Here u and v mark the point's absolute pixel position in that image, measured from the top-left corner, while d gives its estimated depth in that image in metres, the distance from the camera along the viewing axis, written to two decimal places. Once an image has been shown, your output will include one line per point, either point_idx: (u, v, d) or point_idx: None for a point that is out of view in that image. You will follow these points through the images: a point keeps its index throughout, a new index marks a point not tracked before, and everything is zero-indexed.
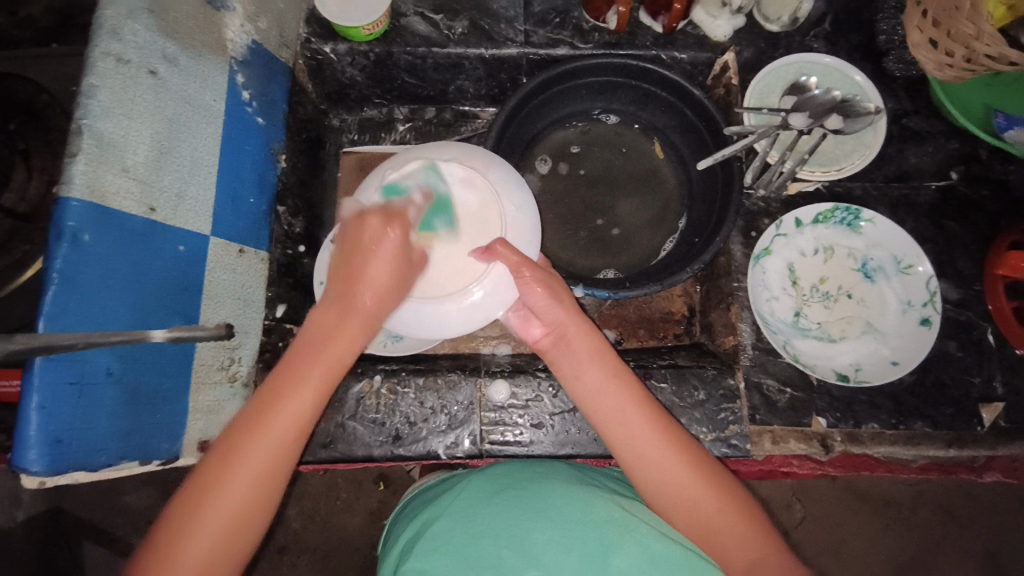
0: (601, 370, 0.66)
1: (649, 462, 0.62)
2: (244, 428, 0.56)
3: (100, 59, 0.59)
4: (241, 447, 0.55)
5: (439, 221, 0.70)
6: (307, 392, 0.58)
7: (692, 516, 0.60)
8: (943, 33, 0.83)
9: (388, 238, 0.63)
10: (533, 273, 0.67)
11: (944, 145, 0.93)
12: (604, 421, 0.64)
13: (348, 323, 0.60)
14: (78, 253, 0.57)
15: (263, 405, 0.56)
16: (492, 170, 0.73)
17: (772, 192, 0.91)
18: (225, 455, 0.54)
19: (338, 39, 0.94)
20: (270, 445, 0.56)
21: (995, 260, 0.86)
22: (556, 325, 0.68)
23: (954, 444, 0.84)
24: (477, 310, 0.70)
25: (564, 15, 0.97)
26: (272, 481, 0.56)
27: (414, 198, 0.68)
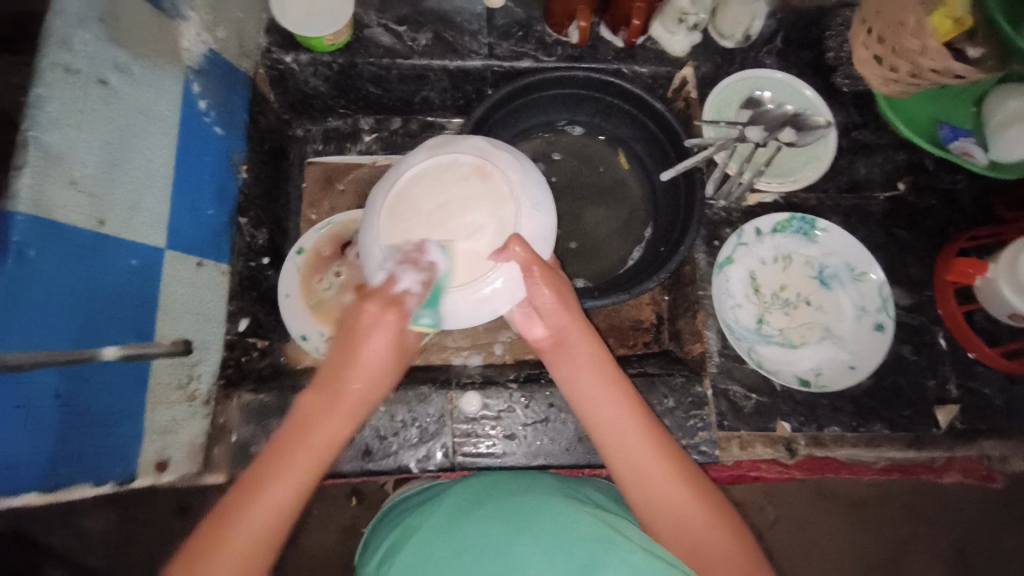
0: (599, 374, 0.66)
1: (639, 471, 0.62)
2: (254, 479, 0.54)
3: (48, 69, 0.58)
4: (214, 546, 0.51)
5: (427, 315, 0.65)
6: (317, 443, 0.56)
7: (680, 528, 0.60)
8: (890, 49, 0.86)
9: (383, 324, 0.58)
10: (543, 272, 0.66)
11: (894, 156, 0.96)
12: (599, 425, 0.64)
13: (366, 381, 0.58)
14: (23, 268, 0.55)
15: (271, 461, 0.55)
16: (514, 170, 0.72)
17: (732, 203, 0.94)
18: (205, 547, 0.51)
19: (300, 49, 0.93)
20: (245, 546, 0.52)
21: (945, 266, 0.90)
22: (558, 330, 0.68)
23: (914, 445, 0.86)
24: (488, 305, 0.69)
25: (527, 28, 0.98)
26: (274, 535, 0.54)
27: (409, 290, 0.63)
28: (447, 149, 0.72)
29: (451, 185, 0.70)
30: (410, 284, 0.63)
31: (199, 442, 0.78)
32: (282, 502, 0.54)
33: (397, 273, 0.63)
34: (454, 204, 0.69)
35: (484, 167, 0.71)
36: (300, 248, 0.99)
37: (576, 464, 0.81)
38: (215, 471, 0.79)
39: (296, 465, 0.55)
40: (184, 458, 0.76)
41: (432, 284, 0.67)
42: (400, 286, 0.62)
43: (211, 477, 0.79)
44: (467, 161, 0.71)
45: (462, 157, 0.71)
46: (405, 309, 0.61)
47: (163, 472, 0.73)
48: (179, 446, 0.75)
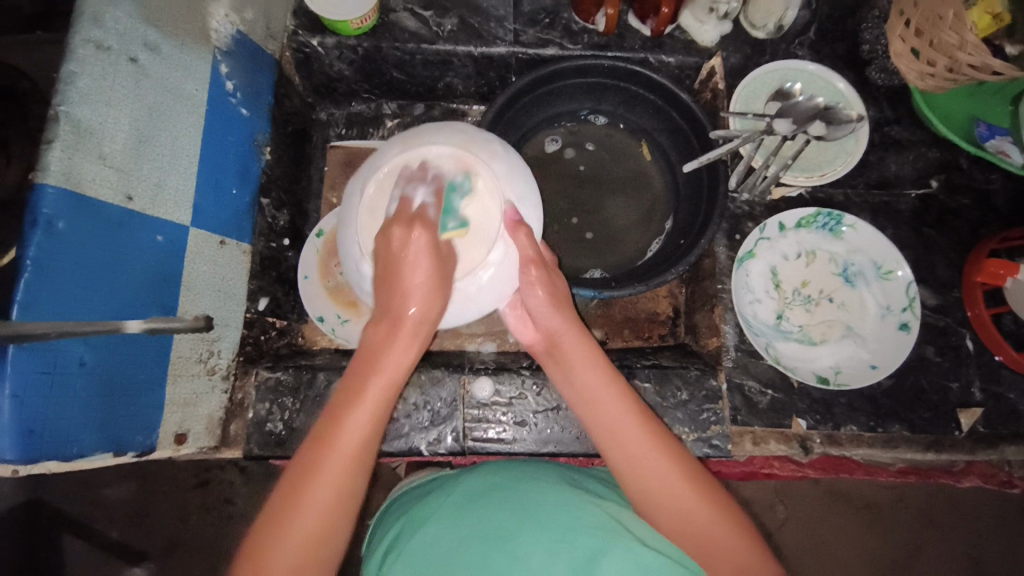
0: (593, 370, 0.66)
1: (641, 471, 0.60)
2: (302, 472, 0.53)
3: (81, 45, 0.59)
4: (314, 470, 0.53)
5: (452, 220, 0.64)
6: (359, 422, 0.55)
7: (686, 527, 0.58)
8: (927, 43, 0.84)
9: (413, 236, 0.59)
10: (540, 272, 0.67)
11: (925, 152, 0.95)
12: (595, 425, 0.64)
13: (422, 297, 0.60)
14: (53, 240, 0.56)
15: (316, 453, 0.54)
16: (495, 163, 0.66)
17: (756, 196, 0.92)
18: (301, 478, 0.53)
19: (326, 32, 0.93)
20: (340, 466, 0.54)
21: (973, 267, 0.87)
22: (549, 333, 0.69)
23: (932, 447, 0.85)
24: (474, 305, 0.67)
25: (554, 15, 0.97)
26: (338, 516, 0.53)
27: (425, 203, 0.63)
28: (425, 138, 0.67)
29: (431, 180, 0.65)
30: (424, 199, 0.64)
31: (217, 417, 0.80)
32: (342, 489, 0.53)
33: (407, 191, 0.63)
34: (436, 200, 0.65)
35: (466, 160, 0.65)
36: (319, 231, 1.00)
37: (586, 453, 0.80)
38: (231, 447, 0.81)
39: (373, 388, 0.57)
40: (203, 431, 0.78)
41: None
42: (416, 201, 0.63)
43: (226, 452, 0.81)
44: (447, 153, 0.65)
45: (441, 147, 0.65)
46: (426, 222, 0.61)
47: (182, 445, 0.75)
48: (198, 420, 0.77)
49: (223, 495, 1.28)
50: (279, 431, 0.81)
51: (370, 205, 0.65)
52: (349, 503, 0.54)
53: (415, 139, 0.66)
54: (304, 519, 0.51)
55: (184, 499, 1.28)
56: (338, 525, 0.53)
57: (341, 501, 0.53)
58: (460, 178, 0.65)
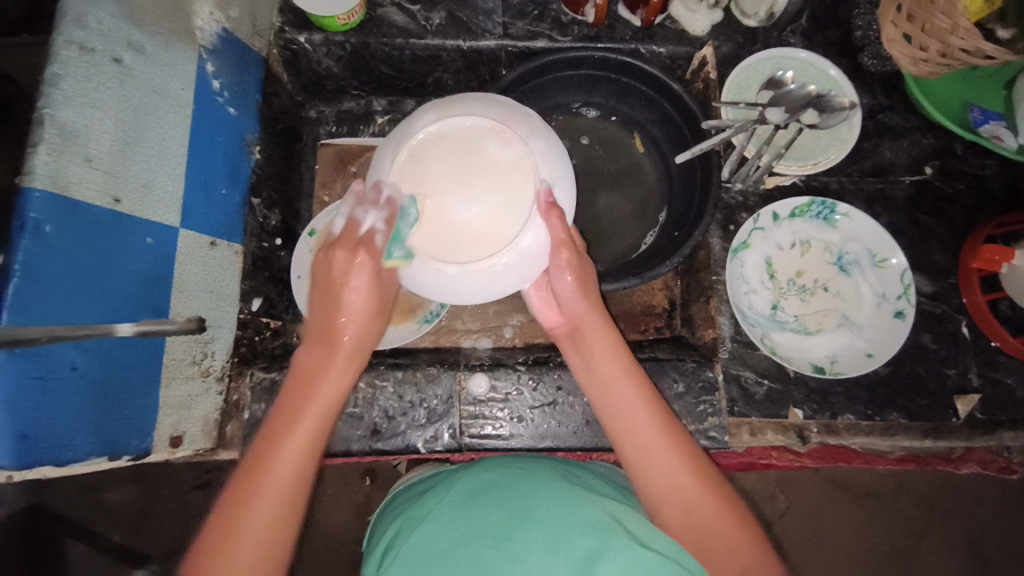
0: (612, 358, 0.67)
1: (652, 461, 0.61)
2: (237, 495, 0.53)
3: (63, 47, 0.58)
4: (244, 506, 0.53)
5: (397, 250, 0.61)
6: (294, 445, 0.56)
7: (688, 518, 0.59)
8: (919, 27, 0.83)
9: (357, 267, 0.61)
10: (569, 255, 0.66)
11: (919, 139, 0.94)
12: (612, 411, 0.65)
13: (355, 322, 0.62)
14: (39, 244, 0.56)
15: (250, 478, 0.54)
16: (536, 137, 0.64)
17: (749, 186, 0.92)
18: (233, 515, 0.53)
19: (314, 29, 0.93)
20: (274, 498, 0.54)
21: (969, 253, 0.87)
22: (573, 318, 0.70)
23: (931, 435, 0.85)
24: (500, 283, 0.65)
25: (543, 7, 0.96)
26: (281, 532, 0.54)
27: (375, 227, 0.61)
28: (466, 107, 0.64)
29: (471, 151, 0.63)
30: (374, 223, 0.61)
31: (213, 418, 0.80)
32: (279, 514, 0.54)
33: (360, 213, 0.62)
34: (473, 171, 0.62)
35: (506, 134, 0.63)
36: (311, 231, 0.98)
37: (583, 447, 0.80)
38: (228, 448, 0.81)
39: (309, 419, 0.58)
40: (199, 433, 0.78)
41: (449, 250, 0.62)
42: (365, 225, 0.61)
43: (223, 454, 0.81)
44: (487, 124, 0.63)
45: (482, 118, 0.63)
46: (373, 249, 0.61)
47: (178, 448, 0.75)
48: (194, 422, 0.77)
49: (224, 496, 1.29)
50: None
51: (403, 167, 0.63)
52: (281, 541, 0.54)
53: (455, 106, 0.64)
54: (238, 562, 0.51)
55: (185, 499, 1.28)
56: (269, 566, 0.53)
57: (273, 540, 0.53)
58: (500, 152, 0.63)
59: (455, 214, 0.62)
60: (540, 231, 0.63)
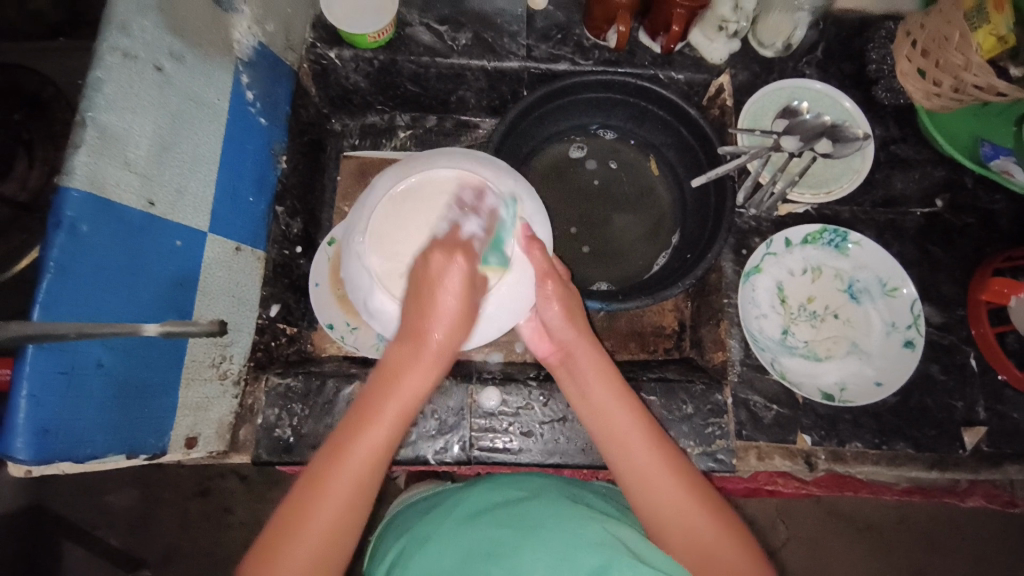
0: (605, 384, 0.67)
1: (648, 480, 0.62)
2: (311, 487, 0.55)
3: (108, 53, 0.60)
4: (316, 496, 0.54)
5: (494, 257, 0.65)
6: (372, 445, 0.56)
7: (688, 540, 0.59)
8: (932, 63, 0.86)
9: (452, 266, 0.60)
10: (556, 285, 0.69)
11: (931, 172, 0.96)
12: (605, 439, 0.65)
13: (446, 327, 0.60)
14: (75, 242, 0.57)
15: (324, 475, 0.55)
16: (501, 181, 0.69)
17: (762, 212, 0.93)
18: (303, 501, 0.54)
19: (344, 45, 0.96)
20: (345, 494, 0.55)
21: (978, 286, 0.88)
22: (563, 345, 0.71)
23: (937, 466, 0.85)
24: (493, 323, 0.68)
25: (566, 31, 0.99)
26: (356, 517, 0.56)
27: (476, 234, 0.65)
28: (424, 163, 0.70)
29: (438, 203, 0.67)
30: (473, 230, 0.65)
31: (227, 421, 0.81)
32: (344, 516, 0.55)
33: (460, 219, 0.65)
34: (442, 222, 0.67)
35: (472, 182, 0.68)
36: (332, 239, 1.00)
37: (590, 465, 0.81)
38: (239, 452, 0.82)
39: (391, 413, 0.58)
40: (213, 435, 0.79)
41: None
42: (466, 232, 0.65)
43: (235, 458, 0.82)
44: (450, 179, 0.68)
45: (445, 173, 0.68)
46: (470, 252, 0.63)
47: (192, 449, 0.76)
48: (208, 424, 0.78)
49: (224, 502, 1.30)
50: (287, 437, 0.81)
51: (380, 226, 0.67)
52: (342, 543, 0.55)
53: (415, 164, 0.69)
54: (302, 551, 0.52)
55: (186, 505, 1.30)
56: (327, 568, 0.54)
57: (340, 533, 0.54)
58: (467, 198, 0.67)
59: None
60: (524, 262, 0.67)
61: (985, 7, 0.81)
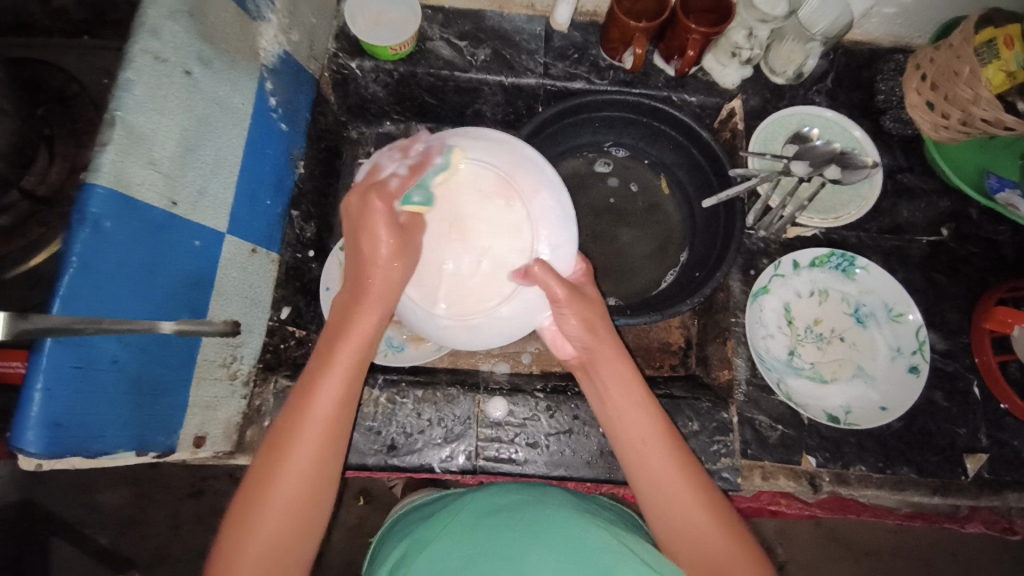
0: (627, 394, 0.67)
1: (666, 491, 0.63)
2: (279, 439, 0.60)
3: (139, 55, 0.61)
4: (290, 440, 0.59)
5: (418, 195, 0.65)
6: (330, 394, 0.61)
7: (700, 553, 0.60)
8: (941, 96, 0.88)
9: (371, 211, 0.61)
10: (572, 305, 0.66)
11: (937, 202, 0.98)
12: (625, 443, 0.66)
13: (385, 274, 0.63)
14: (98, 238, 0.58)
15: (288, 429, 0.60)
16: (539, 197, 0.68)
17: (772, 234, 0.95)
18: (280, 444, 0.59)
19: (365, 56, 0.98)
20: (314, 437, 0.60)
21: (982, 314, 0.89)
22: (585, 350, 0.69)
23: (939, 491, 0.85)
24: (479, 336, 0.69)
25: (583, 52, 1.01)
26: (330, 454, 0.61)
27: (397, 173, 0.65)
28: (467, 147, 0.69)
29: (465, 195, 0.68)
30: (395, 170, 0.65)
31: (234, 421, 0.81)
32: (318, 453, 0.60)
33: (383, 161, 0.66)
34: (463, 217, 0.68)
35: (510, 190, 0.68)
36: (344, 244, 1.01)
37: (596, 478, 0.81)
38: (245, 453, 0.81)
39: (347, 356, 0.62)
40: (220, 435, 0.79)
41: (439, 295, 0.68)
42: (387, 172, 0.65)
43: (240, 459, 0.81)
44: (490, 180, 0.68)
45: (486, 171, 0.68)
46: (385, 192, 0.63)
47: (199, 448, 0.76)
48: (216, 424, 0.78)
49: (219, 505, 1.29)
50: None
51: None
52: (321, 479, 0.61)
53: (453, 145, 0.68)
54: (282, 489, 0.58)
55: (179, 506, 1.28)
56: (308, 501, 0.60)
57: (318, 471, 0.60)
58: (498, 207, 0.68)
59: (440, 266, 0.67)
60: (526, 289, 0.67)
61: (995, 43, 0.84)
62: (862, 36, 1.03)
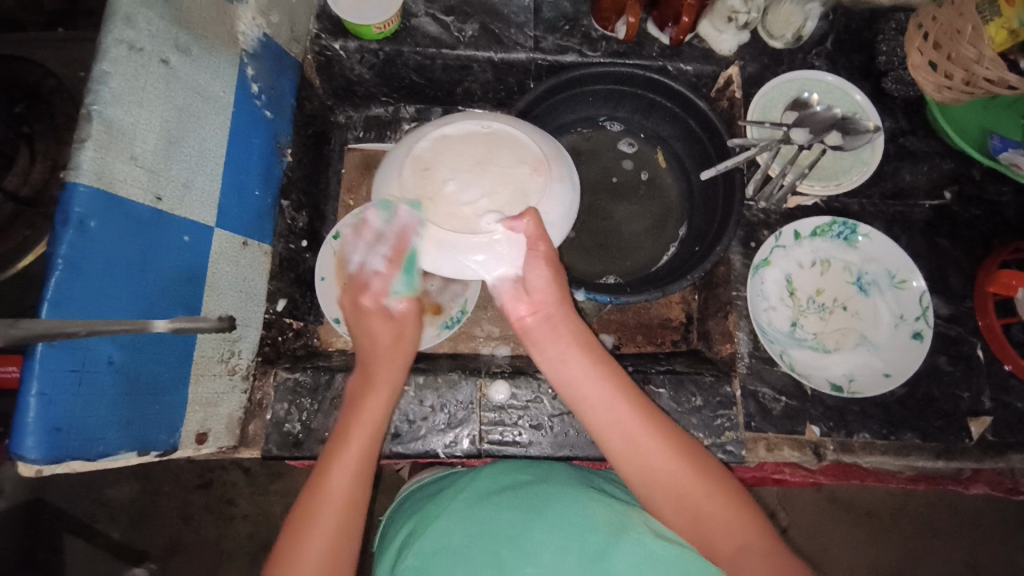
0: (585, 355, 0.69)
1: (632, 445, 0.64)
2: (302, 518, 0.60)
3: (113, 45, 0.58)
4: (333, 459, 0.64)
5: (403, 280, 0.74)
6: (344, 472, 0.63)
7: (686, 510, 0.60)
8: (944, 55, 0.85)
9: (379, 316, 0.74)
10: (547, 250, 0.68)
11: (940, 165, 0.96)
12: (576, 395, 0.68)
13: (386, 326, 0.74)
14: (84, 238, 0.56)
15: (312, 504, 0.60)
16: (556, 185, 0.71)
17: (772, 205, 0.93)
18: (330, 460, 0.64)
19: (348, 36, 0.94)
20: (358, 450, 0.65)
21: (986, 278, 0.88)
22: (542, 307, 0.71)
23: (943, 456, 0.85)
24: (446, 259, 0.68)
25: (574, 22, 0.98)
26: (366, 471, 0.65)
27: (377, 270, 0.74)
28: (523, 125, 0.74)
29: (504, 150, 0.71)
30: (375, 267, 0.74)
31: (237, 416, 0.81)
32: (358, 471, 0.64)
33: (365, 258, 0.74)
34: (492, 161, 0.70)
35: (541, 165, 0.71)
36: (337, 233, 0.97)
37: (601, 458, 0.81)
38: (250, 446, 0.81)
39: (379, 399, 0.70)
40: (224, 430, 0.79)
41: (432, 208, 0.67)
42: (370, 267, 0.74)
43: (244, 452, 0.82)
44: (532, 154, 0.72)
45: (531, 144, 0.72)
46: (366, 291, 0.74)
47: (203, 445, 0.76)
48: (219, 419, 0.78)
49: (226, 496, 1.30)
50: (296, 432, 0.80)
51: (447, 136, 0.71)
52: (356, 512, 0.62)
53: (515, 120, 0.73)
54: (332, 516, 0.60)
55: (188, 498, 1.30)
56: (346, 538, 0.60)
57: (357, 488, 0.63)
58: (526, 173, 0.70)
59: (448, 185, 0.68)
60: (512, 233, 0.67)
61: None
62: None
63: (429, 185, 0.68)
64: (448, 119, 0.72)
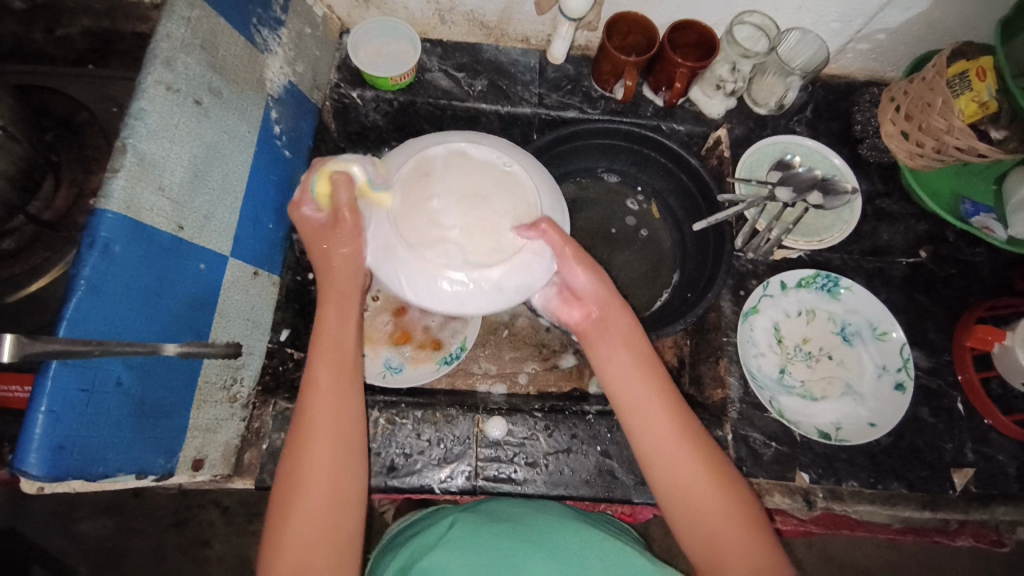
0: (630, 356, 0.70)
1: (664, 454, 0.66)
2: (293, 455, 0.63)
3: (152, 85, 0.63)
4: (308, 391, 0.66)
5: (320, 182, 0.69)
6: (318, 403, 0.65)
7: (701, 529, 0.63)
8: (915, 125, 0.93)
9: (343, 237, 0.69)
10: (574, 254, 0.69)
11: (915, 225, 1.02)
12: (617, 387, 0.70)
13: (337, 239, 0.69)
14: (106, 261, 0.59)
15: (299, 437, 0.64)
16: (528, 255, 0.68)
17: (759, 256, 0.98)
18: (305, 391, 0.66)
19: (366, 86, 1.01)
20: (327, 379, 0.66)
21: (962, 332, 0.93)
22: (597, 306, 0.73)
23: (929, 506, 0.87)
24: (389, 267, 0.68)
25: (575, 83, 1.06)
26: (346, 398, 0.67)
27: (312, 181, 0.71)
28: (537, 181, 0.72)
29: (503, 195, 0.69)
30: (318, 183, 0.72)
31: (233, 444, 0.81)
32: (337, 398, 0.66)
33: None
34: (487, 201, 0.68)
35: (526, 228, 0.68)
36: None
37: (595, 496, 0.82)
38: (243, 476, 0.81)
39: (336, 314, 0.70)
40: (219, 458, 0.79)
41: (407, 209, 0.67)
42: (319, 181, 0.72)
43: (237, 482, 0.81)
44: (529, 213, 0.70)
45: (533, 202, 0.70)
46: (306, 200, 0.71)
47: (198, 471, 0.75)
48: (216, 446, 0.78)
49: (202, 535, 1.27)
50: None
51: (466, 155, 0.70)
52: (348, 437, 0.66)
53: (535, 174, 0.73)
54: (322, 449, 0.63)
55: (165, 534, 1.26)
56: (343, 463, 0.64)
57: (340, 417, 0.66)
58: (508, 227, 0.68)
59: (433, 199, 0.67)
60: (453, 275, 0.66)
61: (967, 75, 0.89)
62: (837, 70, 1.09)
63: (418, 189, 0.68)
64: (478, 140, 0.73)
